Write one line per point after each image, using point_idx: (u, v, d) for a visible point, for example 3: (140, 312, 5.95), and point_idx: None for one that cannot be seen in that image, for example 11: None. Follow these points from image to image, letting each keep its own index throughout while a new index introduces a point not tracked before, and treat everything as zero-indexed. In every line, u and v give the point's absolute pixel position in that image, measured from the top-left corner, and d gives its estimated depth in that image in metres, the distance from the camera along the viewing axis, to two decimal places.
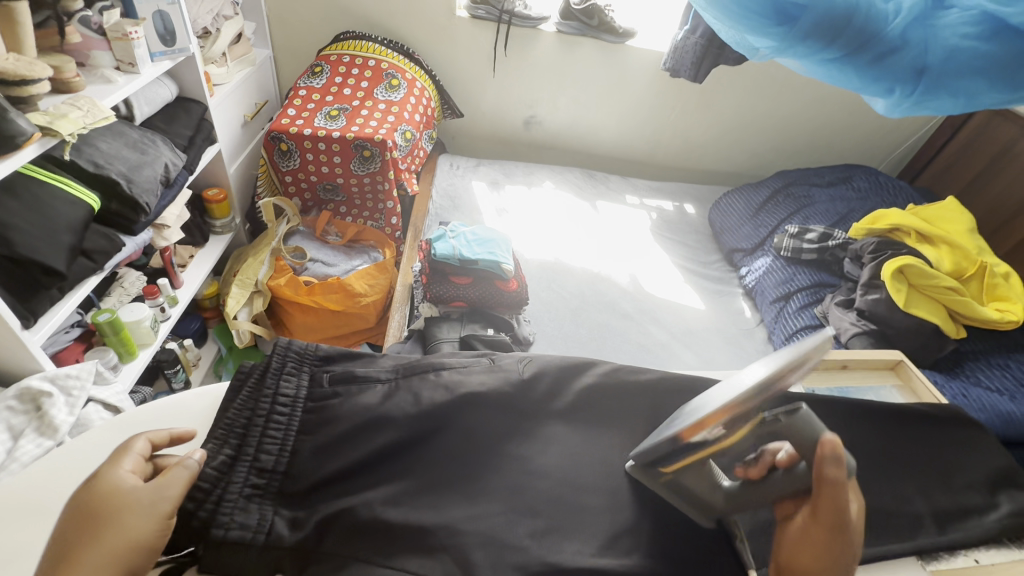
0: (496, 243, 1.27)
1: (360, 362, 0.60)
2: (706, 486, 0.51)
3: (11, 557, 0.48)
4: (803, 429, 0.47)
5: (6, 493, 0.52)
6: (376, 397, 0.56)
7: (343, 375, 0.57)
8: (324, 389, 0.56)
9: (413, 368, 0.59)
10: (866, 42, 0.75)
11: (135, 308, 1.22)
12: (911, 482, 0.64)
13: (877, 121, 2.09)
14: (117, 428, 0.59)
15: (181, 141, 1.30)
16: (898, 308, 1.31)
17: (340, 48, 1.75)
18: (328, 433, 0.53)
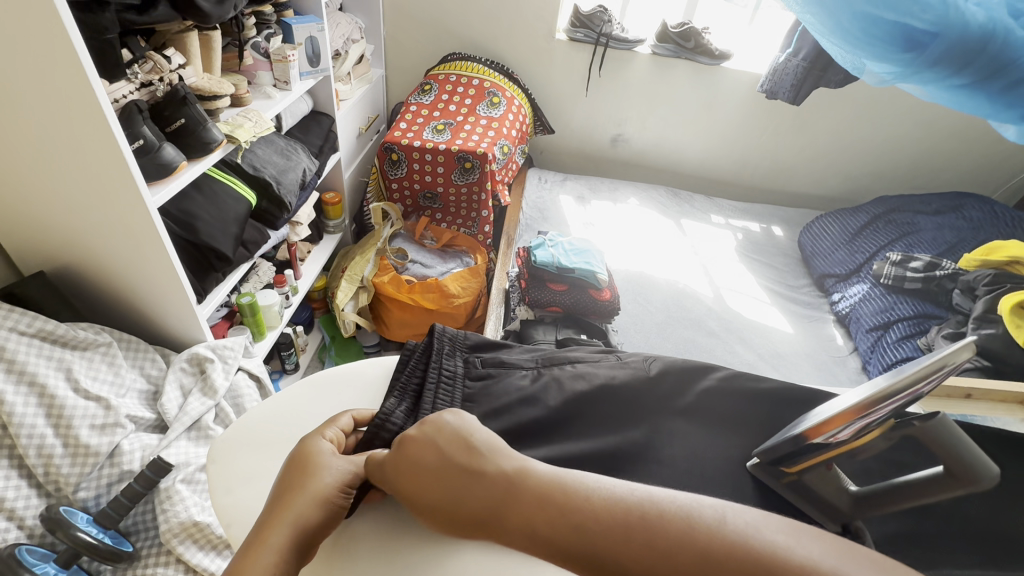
0: (591, 254, 1.34)
1: (503, 352, 0.72)
2: (834, 488, 0.52)
3: (245, 478, 0.60)
4: (949, 442, 0.44)
5: (237, 429, 0.64)
6: (526, 379, 0.67)
7: (493, 360, 0.70)
8: (478, 369, 0.69)
9: (552, 360, 0.71)
10: (1003, 69, 0.67)
11: (267, 294, 1.39)
12: None
13: (991, 148, 1.98)
14: (311, 385, 0.69)
15: (314, 149, 1.47)
16: (1017, 345, 1.23)
17: (447, 68, 1.90)
18: (488, 406, 0.64)
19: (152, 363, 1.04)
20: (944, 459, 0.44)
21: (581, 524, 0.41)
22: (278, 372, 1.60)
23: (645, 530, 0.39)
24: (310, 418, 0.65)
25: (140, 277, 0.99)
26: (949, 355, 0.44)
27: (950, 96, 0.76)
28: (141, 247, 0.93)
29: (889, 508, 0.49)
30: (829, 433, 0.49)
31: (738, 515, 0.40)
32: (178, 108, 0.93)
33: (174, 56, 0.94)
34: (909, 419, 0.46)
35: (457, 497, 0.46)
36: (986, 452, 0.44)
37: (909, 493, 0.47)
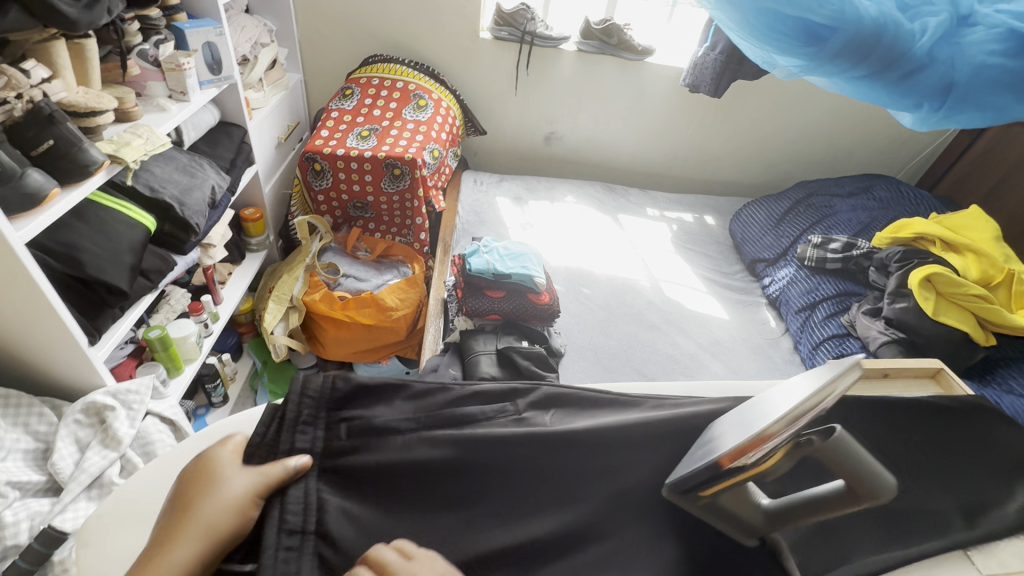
0: (528, 257, 1.30)
1: (378, 408, 0.58)
2: (748, 505, 0.52)
3: (124, 559, 0.54)
4: (847, 458, 0.43)
5: (117, 501, 0.58)
6: (401, 450, 0.54)
7: (361, 426, 0.56)
8: (342, 441, 0.55)
9: (435, 421, 0.57)
10: (893, 61, 0.74)
11: (182, 324, 1.27)
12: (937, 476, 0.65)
13: (895, 131, 2.12)
14: (206, 439, 0.64)
15: (224, 163, 1.37)
16: (927, 316, 1.32)
17: (369, 71, 1.81)
18: (356, 493, 0.52)
19: (39, 418, 0.92)
20: (846, 475, 0.43)
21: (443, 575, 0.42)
22: (203, 407, 1.49)
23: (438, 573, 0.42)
24: None
25: (15, 322, 0.87)
26: (846, 375, 0.42)
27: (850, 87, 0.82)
28: (12, 288, 0.81)
29: (800, 522, 0.50)
30: (744, 456, 0.47)
31: None
32: (45, 128, 0.82)
33: (35, 69, 0.82)
34: (808, 435, 0.45)
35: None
36: (885, 468, 0.43)
37: (817, 509, 0.48)
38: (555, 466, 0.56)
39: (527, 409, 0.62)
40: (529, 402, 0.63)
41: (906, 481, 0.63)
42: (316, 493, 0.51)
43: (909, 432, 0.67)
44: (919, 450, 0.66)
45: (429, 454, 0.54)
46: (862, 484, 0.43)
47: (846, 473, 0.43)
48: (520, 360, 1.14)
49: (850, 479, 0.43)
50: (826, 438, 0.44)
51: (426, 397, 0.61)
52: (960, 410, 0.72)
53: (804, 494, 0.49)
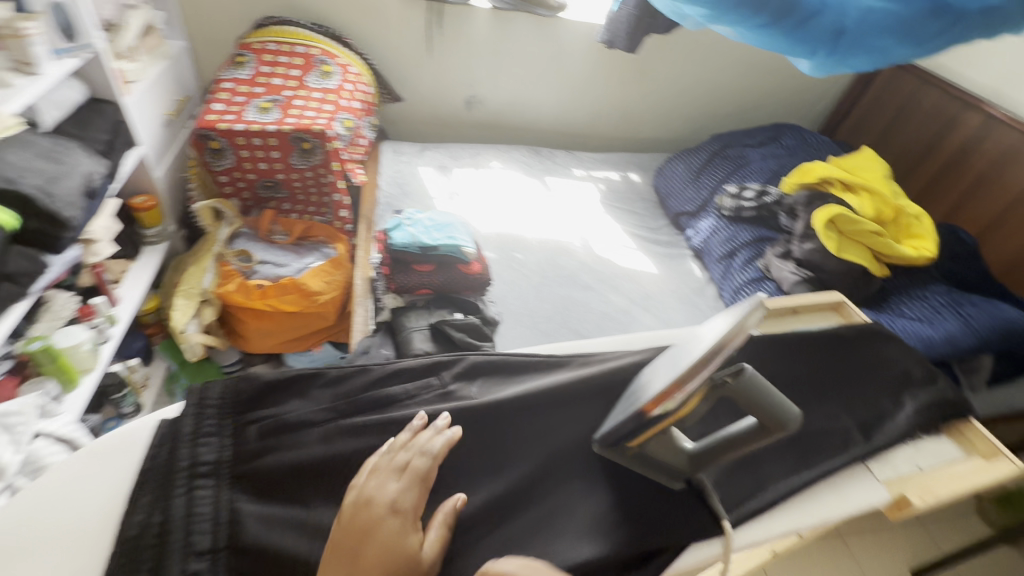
0: (454, 227, 1.26)
1: (294, 404, 0.71)
2: (672, 451, 0.53)
3: None
4: (758, 395, 0.45)
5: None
6: (319, 441, 0.67)
7: (275, 426, 0.67)
8: (253, 445, 0.66)
9: (353, 407, 0.71)
10: (791, 9, 0.87)
11: (71, 332, 1.13)
12: (836, 403, 0.75)
13: (797, 81, 2.23)
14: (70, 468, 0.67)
15: (100, 146, 1.20)
16: (830, 254, 1.43)
17: (263, 35, 1.64)
18: (270, 490, 0.63)
19: None
20: (754, 410, 0.46)
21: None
22: (114, 419, 1.34)
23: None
24: (73, 510, 0.64)
25: None
26: (755, 311, 0.46)
27: (754, 35, 0.96)
28: None
29: (719, 460, 0.51)
30: (666, 403, 0.48)
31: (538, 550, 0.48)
32: None
33: None
34: (723, 376, 0.47)
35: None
36: (790, 402, 0.47)
37: (731, 446, 0.50)
38: (480, 423, 0.68)
39: (453, 380, 0.76)
40: (453, 374, 0.77)
41: (811, 411, 0.73)
42: (230, 502, 0.61)
43: (807, 366, 0.78)
44: (815, 380, 0.77)
45: (341, 443, 0.67)
46: (769, 418, 0.46)
47: (757, 410, 0.46)
48: (454, 333, 1.11)
49: (761, 415, 0.46)
50: (737, 376, 0.47)
51: (342, 385, 0.74)
52: (852, 337, 0.83)
53: (720, 434, 0.51)
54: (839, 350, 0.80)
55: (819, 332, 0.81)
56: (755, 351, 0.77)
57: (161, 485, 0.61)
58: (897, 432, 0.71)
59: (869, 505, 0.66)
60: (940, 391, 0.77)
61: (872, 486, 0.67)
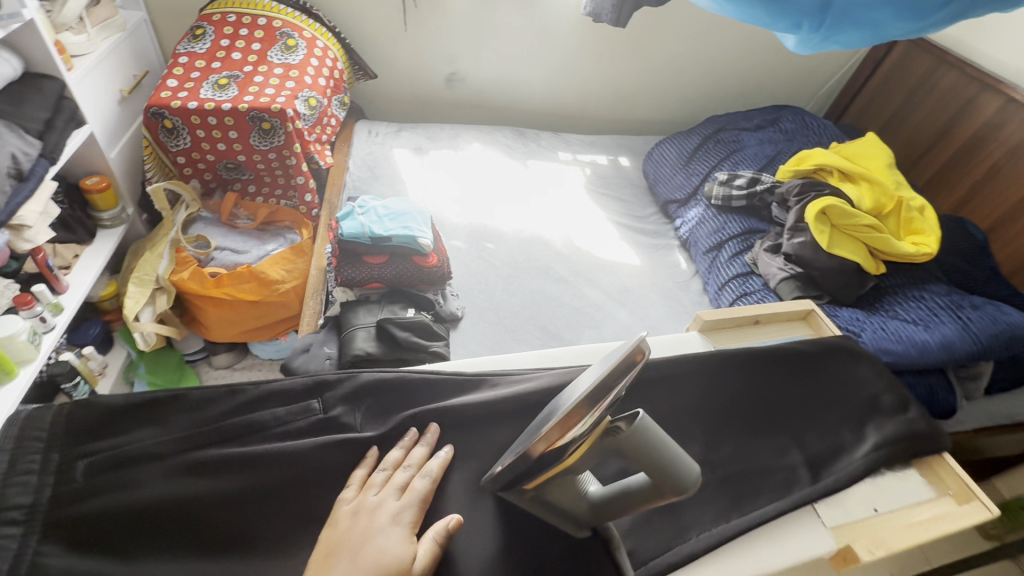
0: (411, 216, 1.17)
1: (136, 434, 0.68)
2: (573, 497, 0.49)
3: None
4: (642, 447, 0.41)
5: None
6: (154, 478, 0.65)
7: (107, 461, 0.65)
8: (77, 483, 0.64)
9: (200, 440, 0.68)
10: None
11: (6, 322, 1.08)
12: (785, 434, 0.69)
13: (803, 59, 2.08)
14: None
15: (36, 125, 1.13)
16: (822, 249, 1.33)
17: (223, 5, 1.55)
18: (90, 534, 0.62)
19: None
20: (640, 464, 0.42)
21: None
22: None
23: None
24: None
25: None
26: (634, 349, 0.44)
27: (733, 4, 0.86)
28: None
29: (620, 515, 0.48)
30: (562, 439, 0.41)
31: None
32: None
33: None
34: (617, 422, 0.44)
35: None
36: (690, 458, 0.43)
37: (629, 505, 0.46)
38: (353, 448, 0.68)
39: (334, 404, 0.72)
40: (337, 397, 0.72)
41: (753, 444, 0.68)
42: (34, 554, 0.60)
43: (761, 389, 0.72)
44: (768, 405, 0.71)
45: (175, 485, 0.65)
46: (662, 473, 0.42)
47: (650, 472, 0.42)
48: (399, 332, 1.06)
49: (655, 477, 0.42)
50: (631, 424, 0.43)
51: (203, 411, 0.70)
52: (817, 354, 0.76)
53: (625, 484, 0.47)
54: (798, 371, 0.74)
55: (779, 348, 0.75)
56: (702, 373, 0.71)
57: None
58: (851, 467, 0.65)
59: (816, 554, 0.59)
60: (911, 421, 0.70)
61: (819, 533, 0.60)
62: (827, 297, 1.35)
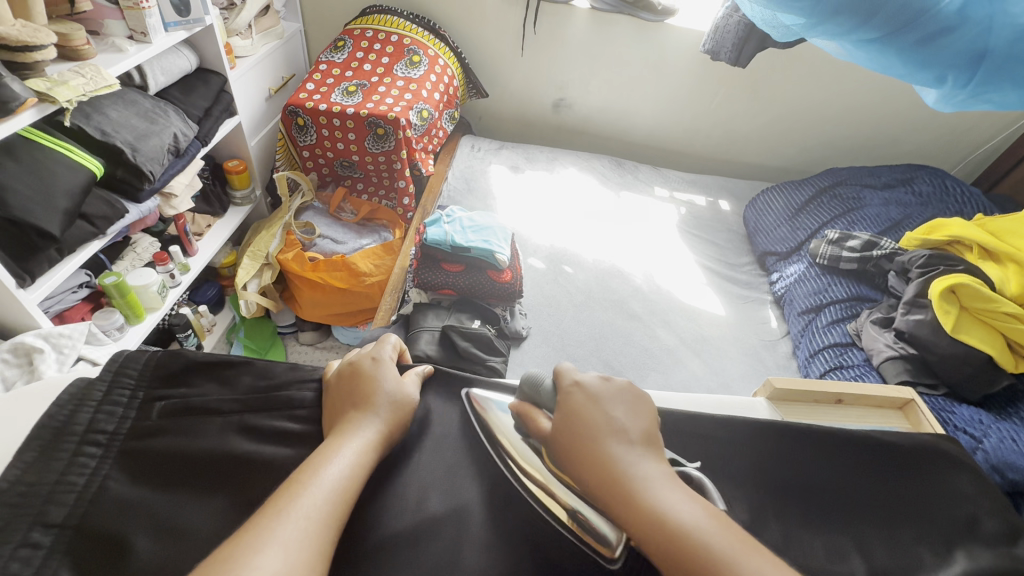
0: (493, 231, 1.20)
1: (209, 388, 0.60)
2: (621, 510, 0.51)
3: None
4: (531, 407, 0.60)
5: None
6: (216, 431, 0.57)
7: (177, 408, 0.58)
8: (151, 422, 0.56)
9: (266, 404, 0.60)
10: (912, 22, 0.70)
11: (144, 273, 1.27)
12: (847, 530, 0.56)
13: (954, 119, 1.85)
14: None
15: (197, 112, 1.33)
16: (945, 332, 1.15)
17: (364, 22, 1.72)
18: (144, 477, 0.53)
19: None
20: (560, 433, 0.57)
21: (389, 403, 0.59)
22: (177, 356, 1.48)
23: (363, 386, 0.59)
24: None
25: None
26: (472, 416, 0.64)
27: (863, 52, 0.80)
28: None
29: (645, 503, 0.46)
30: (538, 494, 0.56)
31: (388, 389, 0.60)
32: None
33: None
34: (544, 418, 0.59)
35: (376, 394, 0.59)
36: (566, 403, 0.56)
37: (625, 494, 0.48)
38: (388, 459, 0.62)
39: None
40: None
41: (809, 534, 0.56)
42: (102, 479, 0.52)
43: (841, 474, 0.61)
44: (845, 498, 0.59)
45: (232, 443, 0.56)
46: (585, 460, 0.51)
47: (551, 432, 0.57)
48: (460, 340, 1.09)
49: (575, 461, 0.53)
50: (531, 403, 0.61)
51: (259, 379, 0.62)
52: (911, 451, 0.63)
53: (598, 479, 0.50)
54: (890, 466, 0.62)
55: (869, 433, 0.65)
56: (778, 444, 0.62)
57: (43, 437, 0.52)
58: None
59: None
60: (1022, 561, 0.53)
61: None
62: (944, 388, 1.18)
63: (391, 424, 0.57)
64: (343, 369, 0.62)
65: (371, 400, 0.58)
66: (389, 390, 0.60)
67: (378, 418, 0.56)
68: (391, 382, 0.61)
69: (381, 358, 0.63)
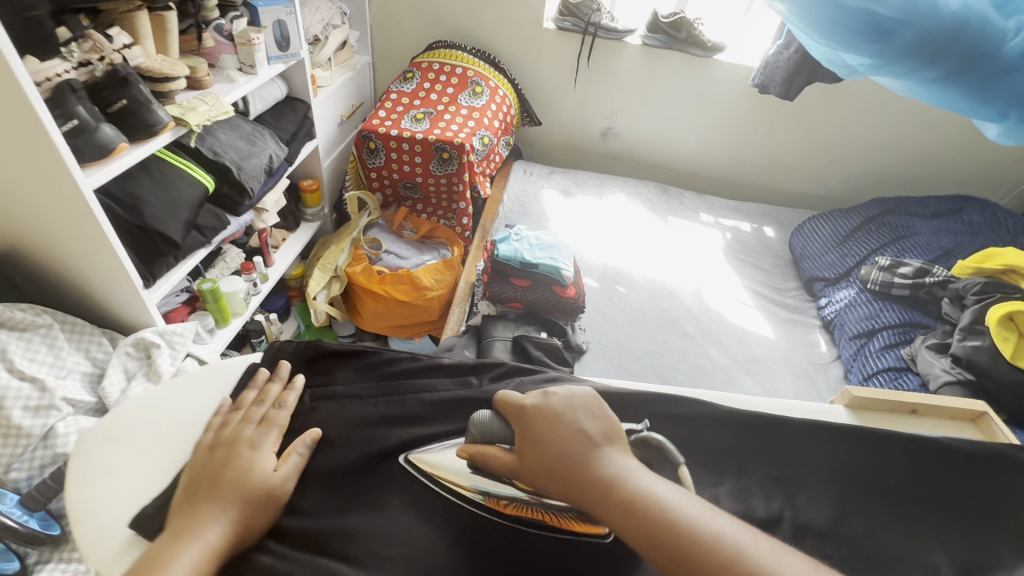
0: (558, 249, 1.29)
1: (346, 376, 0.71)
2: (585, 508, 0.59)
3: (100, 472, 0.60)
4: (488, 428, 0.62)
5: (105, 420, 0.64)
6: (361, 411, 0.67)
7: (325, 391, 0.69)
8: (305, 402, 0.68)
9: (395, 390, 0.69)
10: (976, 62, 0.77)
11: (232, 281, 1.38)
12: (929, 530, 0.61)
13: (1002, 150, 1.87)
14: (177, 384, 0.68)
15: (286, 135, 1.45)
16: (1003, 358, 1.17)
17: (431, 56, 1.86)
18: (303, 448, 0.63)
19: (98, 346, 1.02)
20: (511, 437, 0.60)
21: (250, 486, 0.56)
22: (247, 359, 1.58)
23: (227, 466, 0.57)
24: (175, 415, 0.65)
25: (79, 257, 0.97)
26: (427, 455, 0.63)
27: (926, 92, 0.85)
28: (84, 231, 0.92)
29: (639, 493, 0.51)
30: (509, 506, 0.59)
31: (256, 468, 0.57)
32: (120, 88, 0.91)
33: (117, 36, 0.93)
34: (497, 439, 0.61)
35: (240, 477, 0.56)
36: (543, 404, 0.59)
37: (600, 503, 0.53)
38: None
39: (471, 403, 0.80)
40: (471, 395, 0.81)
41: (894, 527, 0.60)
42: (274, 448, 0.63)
43: (921, 474, 0.65)
44: (925, 497, 0.63)
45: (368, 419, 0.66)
46: (565, 460, 0.54)
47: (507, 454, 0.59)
48: (534, 351, 1.14)
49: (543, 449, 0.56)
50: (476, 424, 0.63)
51: (387, 367, 0.72)
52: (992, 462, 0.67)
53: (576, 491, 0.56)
54: (972, 476, 0.66)
55: (954, 441, 0.68)
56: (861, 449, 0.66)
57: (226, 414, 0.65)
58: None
59: None
60: None
61: None
62: (1005, 415, 1.19)
63: (246, 516, 0.54)
64: (217, 450, 0.59)
65: (228, 489, 0.55)
66: (253, 472, 0.57)
67: (233, 502, 0.54)
68: (260, 472, 0.57)
69: (259, 442, 0.60)
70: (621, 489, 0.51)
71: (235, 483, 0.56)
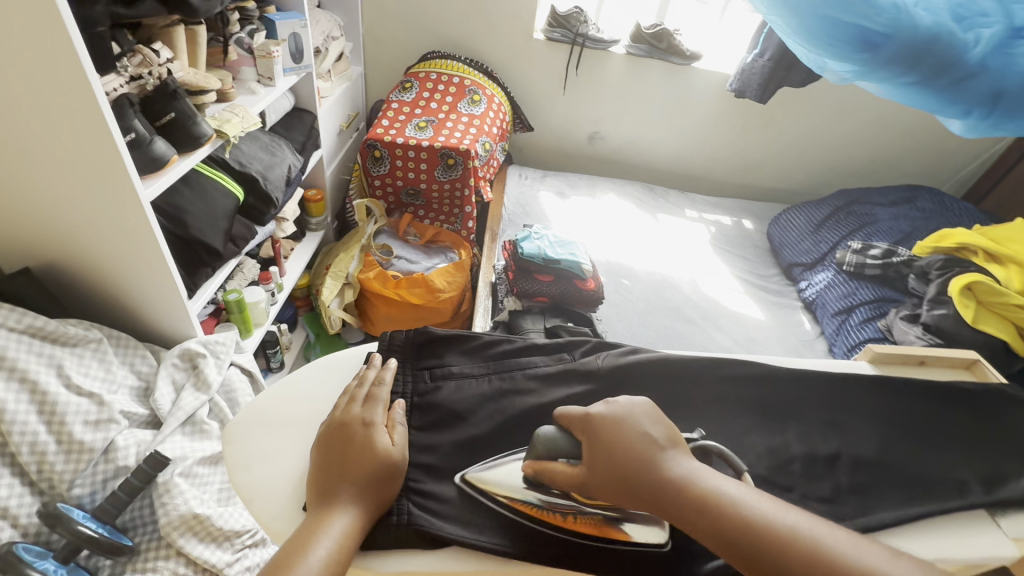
0: (575, 246, 1.38)
1: (455, 358, 0.76)
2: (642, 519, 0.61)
3: (262, 456, 0.66)
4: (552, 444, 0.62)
5: (252, 410, 0.70)
6: (478, 388, 0.73)
7: (442, 372, 0.74)
8: (427, 383, 0.73)
9: (504, 368, 0.75)
10: (945, 70, 0.85)
11: (254, 291, 1.39)
12: (947, 458, 0.73)
13: (941, 144, 2.12)
14: (306, 375, 0.74)
15: (298, 145, 1.47)
16: (966, 323, 1.34)
17: (427, 66, 1.92)
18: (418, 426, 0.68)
19: (142, 360, 1.03)
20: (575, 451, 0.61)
21: (372, 463, 0.61)
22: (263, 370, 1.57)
23: (349, 447, 0.61)
24: (315, 402, 0.71)
25: (124, 270, 0.97)
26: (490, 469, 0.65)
27: (902, 93, 0.94)
28: (133, 245, 0.93)
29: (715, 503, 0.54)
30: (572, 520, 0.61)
31: (375, 445, 0.62)
32: (168, 102, 0.93)
33: (162, 50, 0.92)
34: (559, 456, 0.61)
35: (363, 455, 0.61)
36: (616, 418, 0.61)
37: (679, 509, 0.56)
38: None
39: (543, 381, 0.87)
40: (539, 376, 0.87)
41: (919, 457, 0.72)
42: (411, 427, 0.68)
43: (935, 414, 0.77)
44: (939, 430, 0.76)
45: (473, 398, 0.72)
46: (642, 478, 0.57)
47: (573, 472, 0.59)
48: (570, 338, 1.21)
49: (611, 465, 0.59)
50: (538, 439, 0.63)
51: (491, 349, 0.78)
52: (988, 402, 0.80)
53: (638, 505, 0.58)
54: (973, 413, 0.78)
55: (956, 385, 0.81)
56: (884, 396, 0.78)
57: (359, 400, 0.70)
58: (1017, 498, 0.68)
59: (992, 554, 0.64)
60: None
61: (995, 539, 0.65)
62: None
63: (375, 489, 0.59)
64: (337, 429, 0.64)
65: (355, 468, 0.60)
66: (374, 450, 0.62)
67: (361, 479, 0.59)
68: (381, 448, 0.62)
69: (373, 420, 0.64)
70: (692, 489, 0.55)
71: (359, 462, 0.60)
